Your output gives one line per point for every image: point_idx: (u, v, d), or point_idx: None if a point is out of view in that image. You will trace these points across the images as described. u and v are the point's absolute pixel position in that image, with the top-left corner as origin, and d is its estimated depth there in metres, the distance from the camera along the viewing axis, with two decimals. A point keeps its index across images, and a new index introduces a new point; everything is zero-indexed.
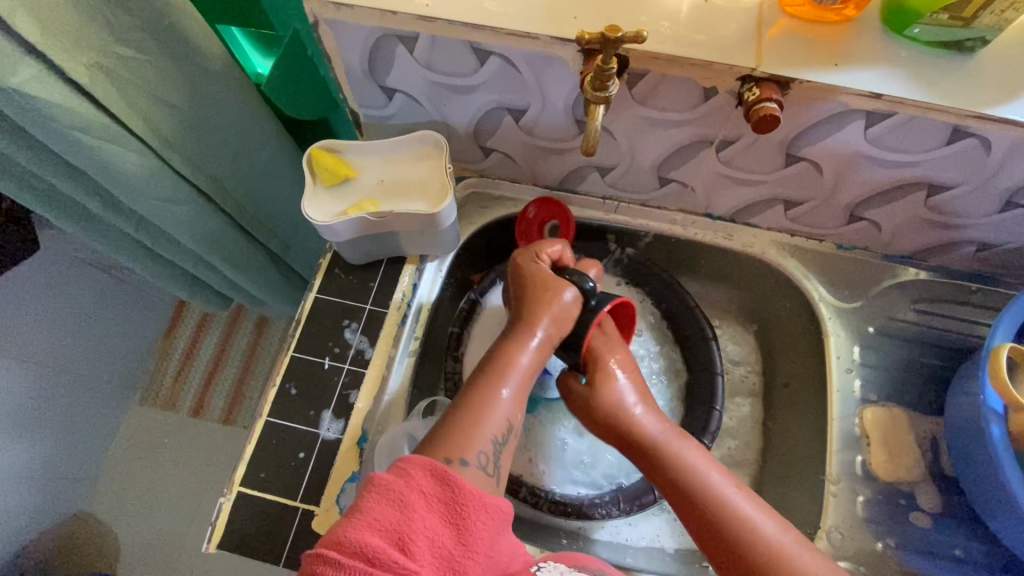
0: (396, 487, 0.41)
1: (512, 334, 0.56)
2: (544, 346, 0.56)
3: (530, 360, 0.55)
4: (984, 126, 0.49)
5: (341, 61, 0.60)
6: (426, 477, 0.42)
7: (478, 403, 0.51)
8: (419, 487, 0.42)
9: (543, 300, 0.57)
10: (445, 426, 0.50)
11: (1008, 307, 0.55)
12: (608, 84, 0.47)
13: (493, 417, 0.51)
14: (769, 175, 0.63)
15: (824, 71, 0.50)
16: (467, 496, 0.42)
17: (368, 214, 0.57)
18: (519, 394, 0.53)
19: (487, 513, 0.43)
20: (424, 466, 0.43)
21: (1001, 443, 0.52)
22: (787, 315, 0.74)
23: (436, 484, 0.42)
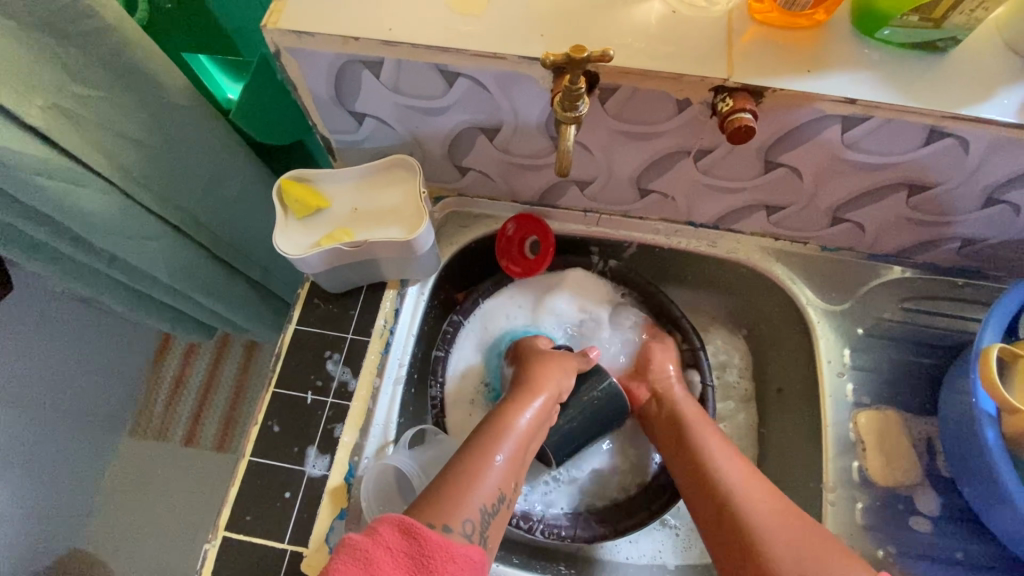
0: (363, 547, 0.41)
1: (512, 398, 0.59)
2: (543, 408, 0.59)
3: (529, 422, 0.57)
4: (960, 126, 0.49)
5: (306, 88, 0.58)
6: (392, 532, 0.42)
7: (467, 469, 0.51)
8: (385, 543, 0.42)
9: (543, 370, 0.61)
10: (431, 492, 0.49)
11: (997, 304, 0.54)
12: (578, 104, 0.45)
13: (487, 483, 0.51)
14: (748, 182, 0.62)
15: (797, 78, 0.49)
16: (432, 547, 0.42)
17: (342, 244, 0.55)
18: (514, 461, 0.54)
19: (454, 563, 0.43)
20: (393, 521, 0.43)
21: (997, 446, 0.51)
22: (777, 319, 0.73)
23: (402, 539, 0.42)
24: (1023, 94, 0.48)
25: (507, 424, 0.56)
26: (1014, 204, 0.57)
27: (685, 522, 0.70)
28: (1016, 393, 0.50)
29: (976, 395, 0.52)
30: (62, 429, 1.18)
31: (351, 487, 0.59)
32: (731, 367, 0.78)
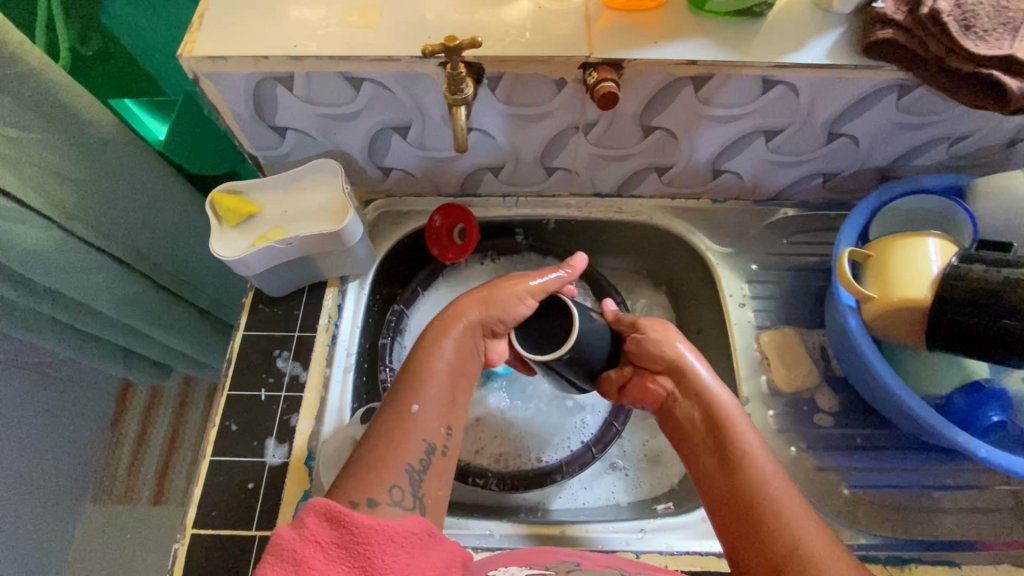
0: (288, 544, 0.40)
1: (430, 332, 0.60)
2: (466, 337, 0.61)
3: (438, 372, 0.57)
4: (784, 73, 0.59)
5: (228, 109, 0.64)
6: (320, 524, 0.42)
7: (392, 430, 0.53)
8: (313, 537, 0.41)
9: (460, 304, 0.62)
10: (360, 454, 0.52)
11: (850, 218, 0.64)
12: (463, 86, 0.53)
13: (410, 443, 0.53)
14: (634, 147, 0.71)
15: (647, 49, 0.58)
16: (366, 533, 0.42)
17: (275, 242, 0.61)
18: (439, 409, 0.56)
19: (393, 544, 0.42)
20: (315, 510, 0.42)
21: (859, 330, 0.59)
22: (687, 269, 0.82)
23: (330, 529, 0.42)
24: (828, 42, 0.59)
25: (423, 373, 0.57)
26: (851, 136, 0.67)
27: (631, 462, 0.76)
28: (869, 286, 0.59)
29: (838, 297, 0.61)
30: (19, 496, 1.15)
31: (311, 469, 0.63)
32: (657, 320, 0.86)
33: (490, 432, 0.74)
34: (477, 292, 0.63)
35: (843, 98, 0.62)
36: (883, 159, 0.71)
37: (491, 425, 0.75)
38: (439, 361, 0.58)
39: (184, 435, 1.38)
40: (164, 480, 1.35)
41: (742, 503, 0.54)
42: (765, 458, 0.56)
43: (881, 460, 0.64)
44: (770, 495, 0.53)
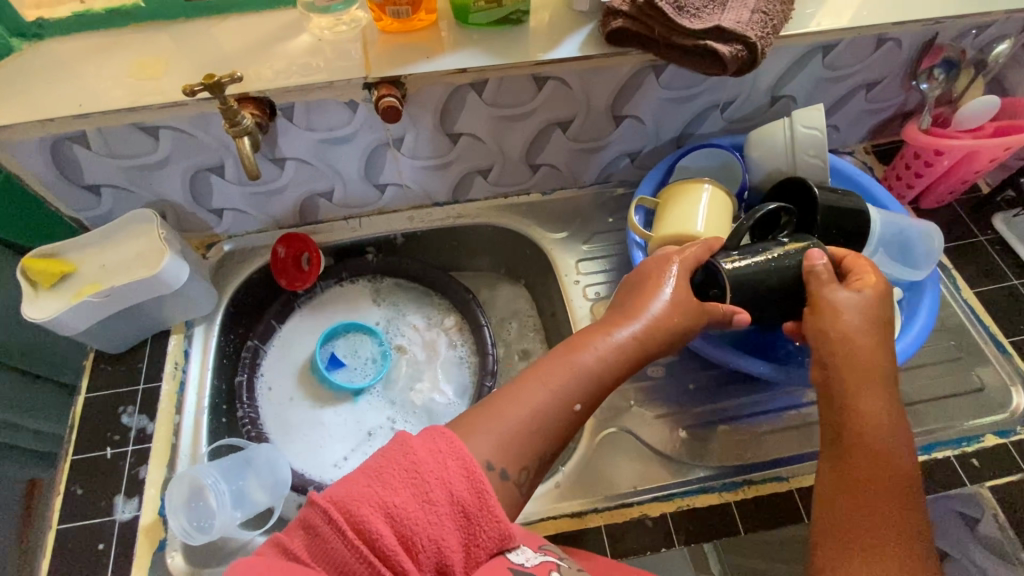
0: (428, 480, 0.40)
1: (614, 316, 0.54)
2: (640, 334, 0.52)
3: (625, 353, 0.52)
4: (549, 68, 0.66)
5: (31, 176, 0.65)
6: (461, 476, 0.41)
7: (539, 409, 0.48)
8: (451, 481, 0.40)
9: (648, 294, 0.55)
10: (489, 410, 0.48)
11: (644, 178, 0.73)
12: (240, 119, 0.57)
13: (561, 437, 0.48)
14: (449, 155, 0.76)
15: (420, 64, 0.64)
16: (487, 517, 0.41)
17: (91, 297, 0.61)
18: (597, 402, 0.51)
19: (498, 543, 0.41)
20: (462, 462, 0.41)
21: None
22: (533, 260, 0.87)
23: (467, 489, 0.40)
24: (580, 37, 0.67)
25: (574, 362, 0.50)
26: (634, 116, 0.75)
27: None
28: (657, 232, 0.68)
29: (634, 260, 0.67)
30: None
31: (164, 519, 0.62)
32: (520, 312, 0.91)
33: (336, 443, 0.76)
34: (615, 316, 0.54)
35: (611, 84, 0.70)
36: (673, 132, 0.79)
37: (349, 441, 0.77)
38: (593, 356, 0.51)
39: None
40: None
41: (882, 474, 0.48)
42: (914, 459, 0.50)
43: (712, 399, 0.70)
44: (896, 484, 0.48)
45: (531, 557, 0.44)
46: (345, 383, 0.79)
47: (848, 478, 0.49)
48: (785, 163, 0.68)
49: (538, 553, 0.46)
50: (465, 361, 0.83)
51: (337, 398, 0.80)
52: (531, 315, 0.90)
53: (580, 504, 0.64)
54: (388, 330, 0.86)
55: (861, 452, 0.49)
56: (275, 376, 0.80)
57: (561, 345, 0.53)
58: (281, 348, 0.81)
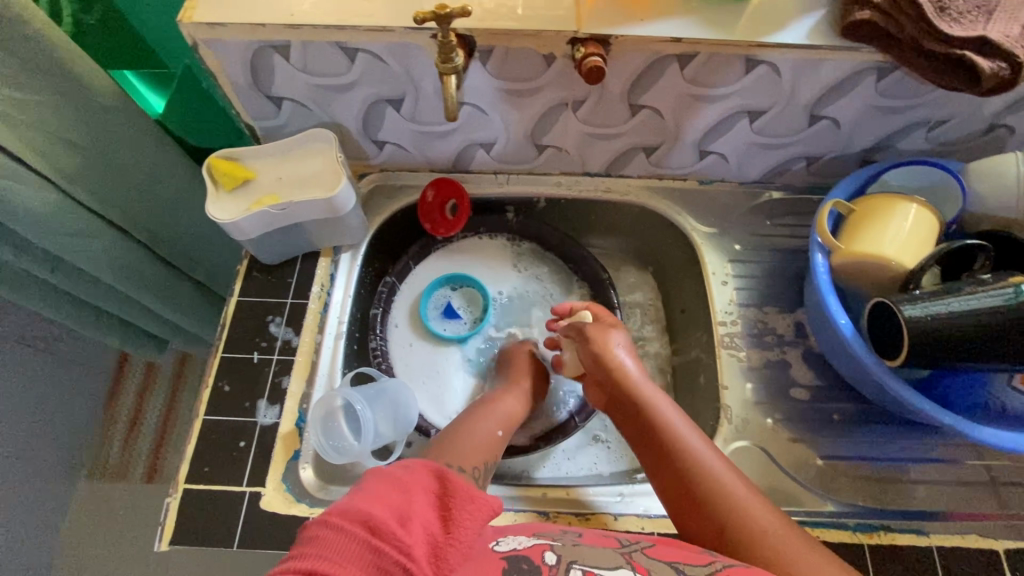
0: (404, 477, 0.49)
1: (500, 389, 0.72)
2: (519, 395, 0.72)
3: (507, 414, 0.69)
4: (766, 53, 0.61)
5: (226, 77, 0.66)
6: (428, 472, 0.50)
7: (463, 438, 0.62)
8: (421, 478, 0.49)
9: (516, 383, 0.73)
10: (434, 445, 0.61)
11: (837, 186, 0.67)
12: (453, 56, 0.55)
13: (492, 452, 0.63)
14: (622, 126, 0.72)
15: (633, 26, 0.60)
16: (456, 491, 0.49)
17: (269, 207, 0.63)
18: (508, 428, 0.67)
19: (474, 505, 0.48)
20: (426, 463, 0.51)
21: (826, 289, 0.61)
22: (672, 250, 0.84)
23: (434, 479, 0.50)
24: (810, 23, 0.61)
25: (488, 406, 0.68)
26: (832, 119, 0.69)
27: (613, 436, 0.78)
28: (844, 241, 0.62)
29: (812, 258, 0.62)
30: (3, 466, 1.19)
31: (302, 430, 0.65)
32: (643, 299, 0.88)
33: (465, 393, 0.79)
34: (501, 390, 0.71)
35: (824, 79, 0.64)
36: (865, 142, 0.73)
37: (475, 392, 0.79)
38: (497, 407, 0.68)
39: (145, 418, 1.44)
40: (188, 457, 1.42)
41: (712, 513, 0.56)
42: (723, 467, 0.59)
43: (853, 433, 0.66)
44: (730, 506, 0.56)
45: (522, 540, 0.53)
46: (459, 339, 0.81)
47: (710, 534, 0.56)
48: (1011, 200, 0.61)
49: (532, 538, 0.53)
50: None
51: (451, 346, 0.81)
52: (654, 305, 0.88)
53: None
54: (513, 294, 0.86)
55: (699, 508, 0.57)
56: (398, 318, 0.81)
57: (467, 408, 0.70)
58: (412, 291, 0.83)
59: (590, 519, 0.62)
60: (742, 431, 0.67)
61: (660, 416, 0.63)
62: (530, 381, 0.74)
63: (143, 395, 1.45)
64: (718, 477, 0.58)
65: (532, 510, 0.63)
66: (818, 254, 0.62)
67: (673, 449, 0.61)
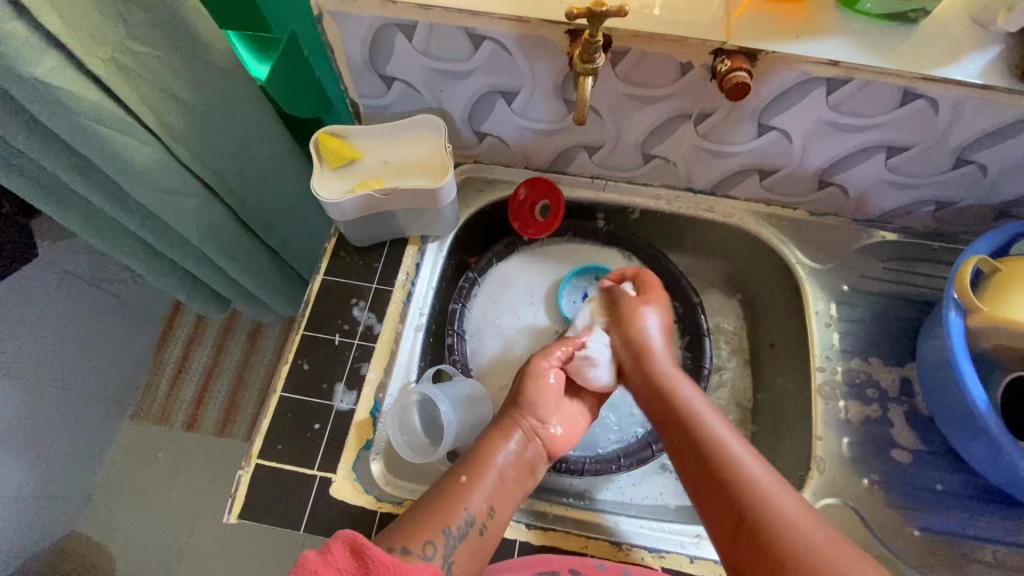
0: (311, 565, 0.40)
1: (496, 430, 0.62)
2: (521, 445, 0.61)
3: (508, 470, 0.59)
4: (930, 86, 0.56)
5: (342, 52, 0.64)
6: (343, 552, 0.42)
7: (460, 493, 0.55)
8: (335, 564, 0.41)
9: (498, 430, 0.62)
10: (424, 502, 0.55)
11: (978, 240, 0.61)
12: (595, 57, 0.52)
13: (487, 498, 0.56)
14: (743, 147, 0.68)
15: (786, 42, 0.55)
16: (379, 568, 0.41)
17: (373, 191, 0.61)
18: (486, 490, 0.56)
19: None
20: (345, 541, 0.42)
21: (960, 355, 0.56)
22: (769, 281, 0.79)
23: (350, 560, 0.41)
24: (984, 60, 0.55)
25: (486, 454, 0.59)
26: (980, 165, 0.63)
27: None
28: (985, 300, 0.57)
29: (946, 317, 0.57)
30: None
31: (377, 420, 0.63)
32: (726, 327, 0.84)
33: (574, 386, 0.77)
34: (496, 435, 0.62)
35: (987, 122, 0.58)
36: (1009, 194, 0.66)
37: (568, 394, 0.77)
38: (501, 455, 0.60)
39: (190, 366, 1.42)
40: (231, 409, 1.39)
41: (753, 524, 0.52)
42: (745, 449, 0.57)
43: (957, 508, 0.61)
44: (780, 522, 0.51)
45: None
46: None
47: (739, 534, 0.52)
48: None
49: None
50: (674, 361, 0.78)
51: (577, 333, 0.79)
52: (738, 334, 0.83)
53: None
54: None
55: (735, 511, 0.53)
56: (518, 302, 0.80)
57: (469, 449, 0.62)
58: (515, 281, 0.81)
59: (665, 558, 0.59)
60: (835, 488, 0.63)
61: (686, 403, 0.62)
62: (516, 443, 0.61)
63: (190, 344, 1.43)
64: (749, 469, 0.55)
65: (603, 538, 0.60)
66: (952, 312, 0.57)
67: (710, 444, 0.58)
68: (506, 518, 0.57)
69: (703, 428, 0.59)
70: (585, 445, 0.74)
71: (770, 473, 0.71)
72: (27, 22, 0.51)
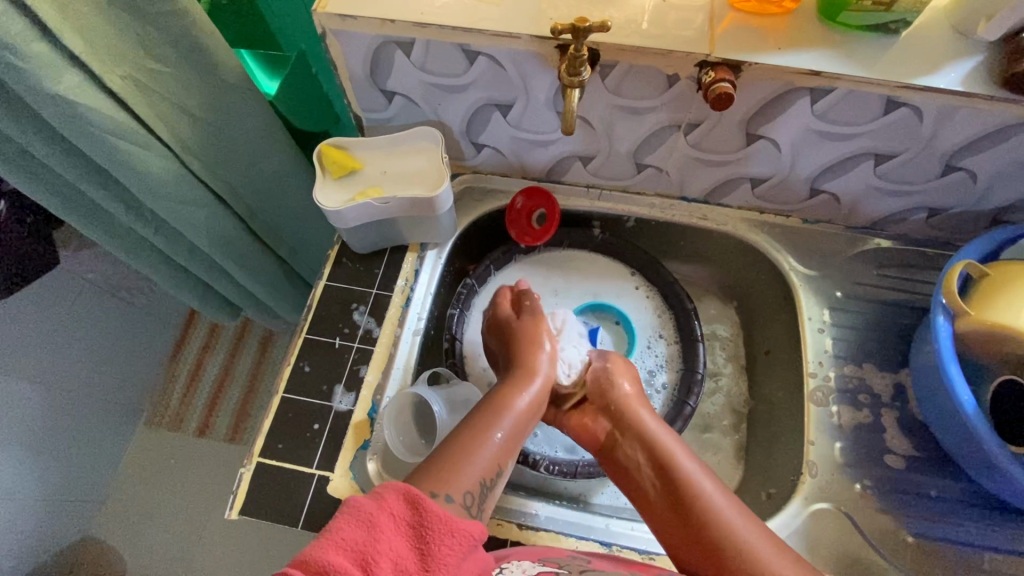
0: (368, 508, 0.43)
1: (512, 379, 0.64)
2: (540, 391, 0.64)
3: (529, 412, 0.63)
4: (912, 95, 0.57)
5: (345, 68, 0.67)
6: (398, 499, 0.45)
7: (473, 438, 0.57)
8: (390, 509, 0.44)
9: (522, 371, 0.65)
10: (445, 450, 0.56)
11: (967, 245, 0.62)
12: (581, 70, 0.55)
13: (513, 438, 0.60)
14: (733, 155, 0.69)
15: (768, 54, 0.57)
16: (433, 520, 0.44)
17: (372, 199, 0.64)
18: (511, 438, 0.60)
19: (453, 538, 0.44)
20: (399, 490, 0.45)
21: (948, 358, 0.56)
22: (764, 288, 0.80)
23: (404, 506, 0.45)
24: (966, 69, 0.56)
25: (507, 399, 0.62)
26: (969, 172, 0.64)
27: None
28: (972, 304, 0.58)
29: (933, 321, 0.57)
30: (75, 404, 1.27)
31: (374, 420, 0.65)
32: (723, 334, 0.84)
33: None
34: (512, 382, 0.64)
35: (972, 129, 0.59)
36: (1001, 201, 0.67)
37: None
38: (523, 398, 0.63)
39: (203, 374, 1.47)
40: (241, 417, 1.43)
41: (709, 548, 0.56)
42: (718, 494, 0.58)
43: (952, 515, 0.61)
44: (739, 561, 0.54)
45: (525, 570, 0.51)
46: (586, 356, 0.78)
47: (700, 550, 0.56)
48: None
49: (535, 564, 0.53)
50: (665, 384, 0.78)
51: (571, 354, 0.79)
52: (735, 341, 0.84)
53: None
54: (619, 302, 0.83)
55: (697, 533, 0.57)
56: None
57: (482, 396, 0.64)
58: None
59: (654, 560, 0.60)
60: (827, 492, 0.63)
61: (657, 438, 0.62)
62: (538, 388, 0.64)
63: (202, 352, 1.48)
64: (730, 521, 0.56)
65: (594, 539, 0.61)
66: (940, 316, 0.58)
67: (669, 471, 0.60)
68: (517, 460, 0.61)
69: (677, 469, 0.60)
70: (580, 449, 0.75)
71: (765, 479, 0.71)
72: (51, 43, 0.55)
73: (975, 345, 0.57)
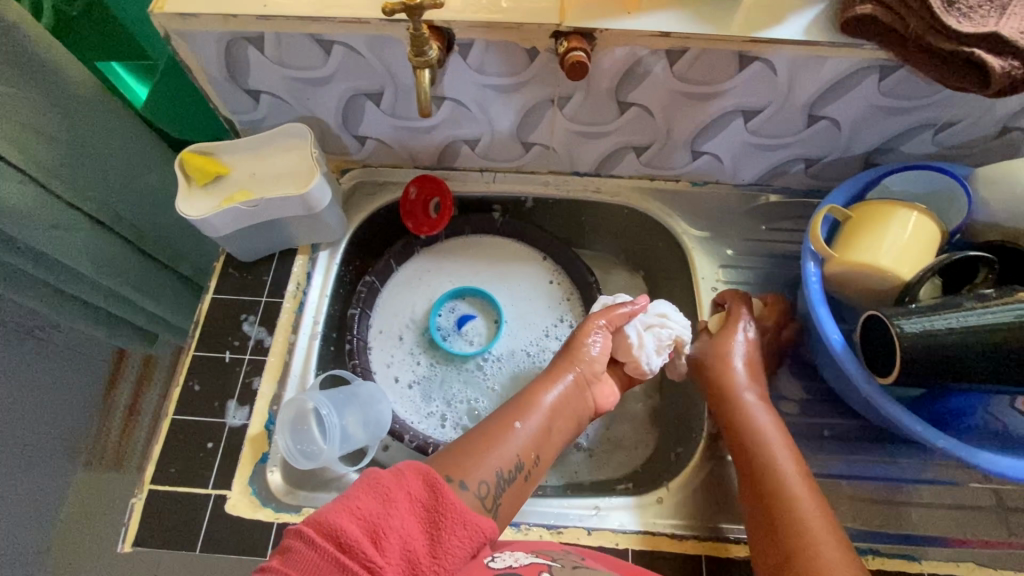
0: (386, 483, 0.45)
1: (545, 374, 0.64)
2: (569, 388, 0.63)
3: (555, 413, 0.61)
4: (761, 48, 0.58)
5: (200, 69, 0.64)
6: (417, 481, 0.46)
7: (495, 431, 0.57)
8: (407, 488, 0.45)
9: (552, 375, 0.64)
10: (461, 445, 0.56)
11: (834, 190, 0.64)
12: (426, 49, 0.54)
13: (525, 451, 0.57)
14: (611, 124, 0.69)
15: (619, 19, 0.57)
16: (448, 508, 0.45)
17: (239, 204, 0.62)
18: (534, 436, 0.59)
19: (464, 530, 0.45)
20: (419, 471, 0.47)
21: (817, 301, 0.58)
22: (662, 253, 0.81)
23: (423, 489, 0.46)
24: (807, 17, 0.57)
25: (533, 400, 0.61)
26: (832, 119, 0.66)
27: (595, 443, 0.76)
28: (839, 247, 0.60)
29: (803, 268, 0.60)
30: None
31: (270, 433, 0.63)
32: None
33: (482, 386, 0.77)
34: (529, 397, 0.62)
35: (825, 77, 0.60)
36: (866, 145, 0.69)
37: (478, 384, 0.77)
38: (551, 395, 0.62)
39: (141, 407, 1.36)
40: None
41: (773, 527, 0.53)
42: (799, 477, 0.56)
43: (843, 450, 0.63)
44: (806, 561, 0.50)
45: (518, 556, 0.49)
46: (457, 348, 0.78)
47: (765, 523, 0.54)
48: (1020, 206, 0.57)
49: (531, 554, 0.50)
50: None
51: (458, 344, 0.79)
52: None
53: (679, 526, 0.60)
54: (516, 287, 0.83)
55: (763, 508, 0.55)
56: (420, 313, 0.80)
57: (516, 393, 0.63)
58: (417, 290, 0.82)
59: (563, 533, 0.60)
60: None
61: (749, 412, 0.61)
62: (563, 387, 0.63)
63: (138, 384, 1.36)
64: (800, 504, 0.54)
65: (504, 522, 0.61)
66: (810, 263, 0.60)
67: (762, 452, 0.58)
68: (548, 462, 0.60)
69: (765, 442, 0.59)
70: None
71: (677, 440, 0.72)
72: None
73: (843, 286, 0.60)
